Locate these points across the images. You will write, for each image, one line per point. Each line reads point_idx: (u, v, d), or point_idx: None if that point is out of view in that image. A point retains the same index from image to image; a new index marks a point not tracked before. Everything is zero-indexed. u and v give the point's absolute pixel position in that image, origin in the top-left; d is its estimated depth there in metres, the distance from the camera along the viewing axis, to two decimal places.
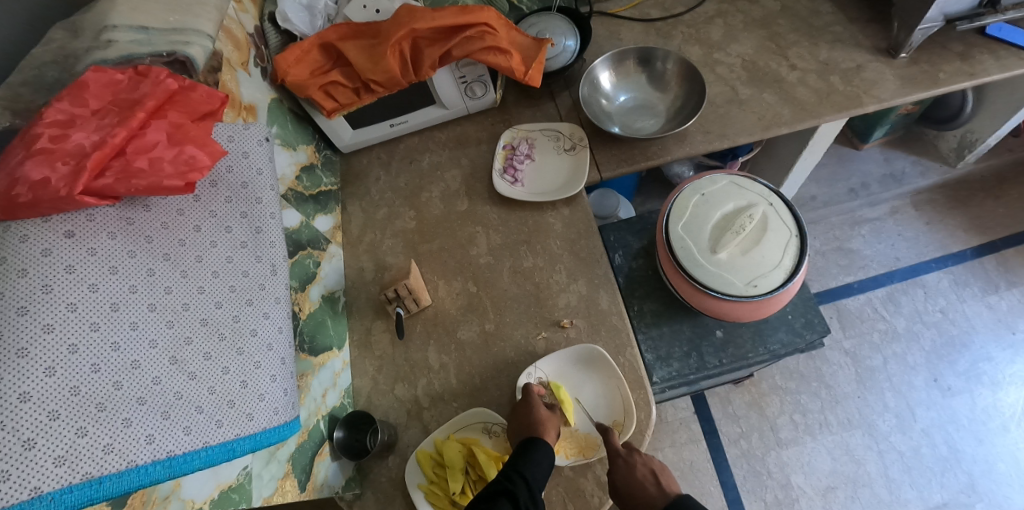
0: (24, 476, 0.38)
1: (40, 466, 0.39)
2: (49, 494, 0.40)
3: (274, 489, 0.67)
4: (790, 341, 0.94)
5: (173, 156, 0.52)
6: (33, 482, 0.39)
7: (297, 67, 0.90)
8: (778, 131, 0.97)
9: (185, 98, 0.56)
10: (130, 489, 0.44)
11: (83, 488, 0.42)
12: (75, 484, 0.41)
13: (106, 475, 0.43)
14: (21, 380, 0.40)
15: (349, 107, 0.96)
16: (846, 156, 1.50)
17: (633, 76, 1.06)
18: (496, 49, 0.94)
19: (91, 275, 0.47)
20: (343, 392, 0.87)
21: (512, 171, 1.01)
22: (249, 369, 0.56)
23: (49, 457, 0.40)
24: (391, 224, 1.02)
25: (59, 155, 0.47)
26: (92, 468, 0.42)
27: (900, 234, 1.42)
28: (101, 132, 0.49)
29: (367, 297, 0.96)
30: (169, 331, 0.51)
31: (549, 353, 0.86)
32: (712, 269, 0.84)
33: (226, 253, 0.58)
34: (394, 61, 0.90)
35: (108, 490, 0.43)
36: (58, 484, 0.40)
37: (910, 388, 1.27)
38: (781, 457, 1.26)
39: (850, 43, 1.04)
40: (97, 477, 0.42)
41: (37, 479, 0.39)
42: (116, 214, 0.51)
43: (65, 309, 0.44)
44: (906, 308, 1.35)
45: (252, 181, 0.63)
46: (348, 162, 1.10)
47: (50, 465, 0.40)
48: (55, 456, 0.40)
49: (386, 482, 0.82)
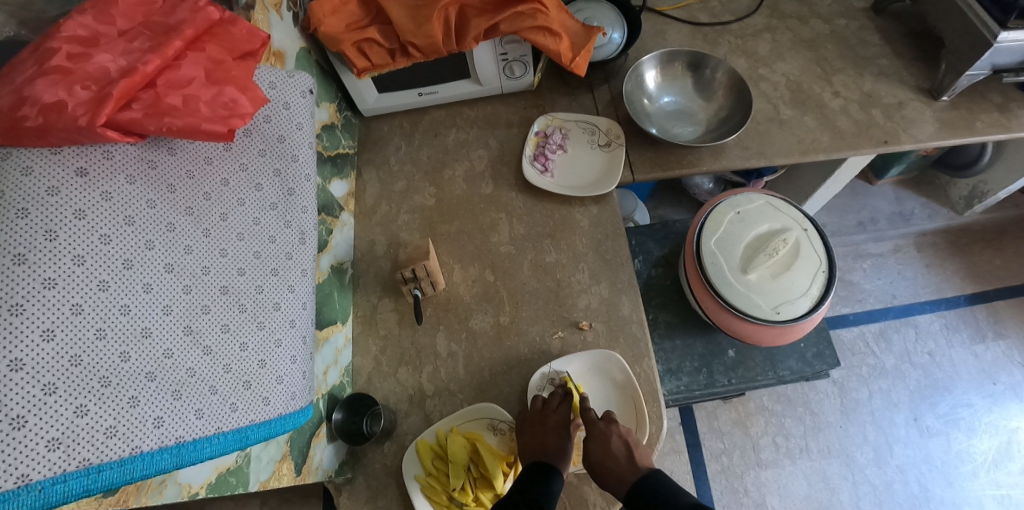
0: (12, 462, 0.33)
1: (31, 450, 0.34)
2: (39, 483, 0.34)
3: (271, 472, 0.62)
4: (800, 368, 0.93)
5: (211, 96, 0.45)
6: (22, 470, 0.33)
7: (332, 17, 0.83)
8: (815, 157, 0.96)
9: (225, 32, 0.49)
10: (132, 478, 0.39)
11: (78, 476, 0.37)
12: (70, 473, 0.36)
13: (105, 462, 0.38)
14: (14, 345, 0.34)
15: (380, 69, 0.90)
16: (859, 189, 1.51)
17: (678, 80, 1.03)
18: (547, 30, 0.88)
19: (103, 225, 0.41)
20: (343, 370, 0.82)
21: (543, 160, 0.96)
22: (268, 348, 0.50)
23: (42, 439, 0.34)
24: (409, 198, 0.97)
25: (79, 77, 0.40)
26: (90, 454, 0.37)
27: (899, 273, 1.44)
28: (130, 58, 0.43)
29: (376, 272, 0.91)
30: (186, 298, 0.45)
31: (565, 354, 0.83)
32: (741, 289, 0.82)
33: (254, 214, 0.53)
34: (438, 27, 0.84)
35: (108, 480, 0.38)
36: (51, 472, 0.35)
37: (891, 424, 1.30)
38: (759, 477, 1.27)
39: (894, 78, 1.03)
40: (96, 464, 0.37)
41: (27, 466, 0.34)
42: (137, 155, 0.45)
43: (71, 262, 0.38)
44: (896, 347, 1.38)
45: (289, 136, 0.57)
46: (368, 126, 1.03)
47: (43, 450, 0.34)
48: (48, 439, 0.35)
49: (381, 468, 0.78)
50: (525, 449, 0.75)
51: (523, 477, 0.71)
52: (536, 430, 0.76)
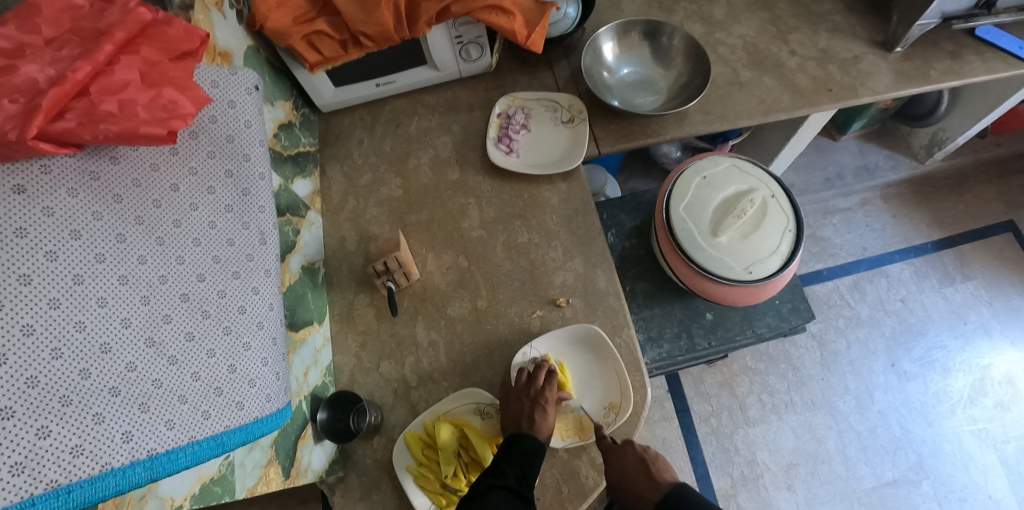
0: None
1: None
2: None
3: (257, 478, 0.62)
4: (777, 325, 0.95)
5: (148, 100, 0.44)
6: None
7: (278, 11, 0.80)
8: (776, 116, 0.97)
9: (160, 33, 0.47)
10: (106, 495, 0.39)
11: (48, 499, 0.36)
12: (38, 496, 0.35)
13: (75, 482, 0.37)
14: None
15: (333, 62, 0.88)
16: (824, 146, 1.53)
17: (636, 50, 1.03)
18: (499, 8, 0.87)
19: (48, 241, 0.39)
20: (324, 370, 0.81)
21: (508, 141, 0.96)
22: (237, 352, 0.49)
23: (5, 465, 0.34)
24: (376, 192, 0.95)
25: (5, 90, 0.39)
26: (56, 475, 0.36)
27: (868, 224, 1.48)
28: (59, 66, 0.41)
29: (349, 269, 0.90)
30: (145, 309, 0.44)
31: (544, 333, 0.83)
32: (712, 252, 0.83)
33: (209, 218, 0.51)
34: (388, 13, 0.82)
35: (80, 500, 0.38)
36: (16, 497, 0.34)
37: (870, 372, 1.34)
38: (748, 435, 1.30)
39: (848, 33, 1.04)
40: (65, 484, 0.37)
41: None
42: (78, 166, 0.43)
43: (16, 282, 0.37)
44: (870, 297, 1.41)
45: (238, 135, 0.56)
46: (328, 122, 1.01)
47: (6, 476, 0.34)
48: (10, 465, 0.34)
49: (371, 463, 0.78)
50: (505, 422, 0.75)
51: (507, 448, 0.72)
52: (524, 404, 0.75)
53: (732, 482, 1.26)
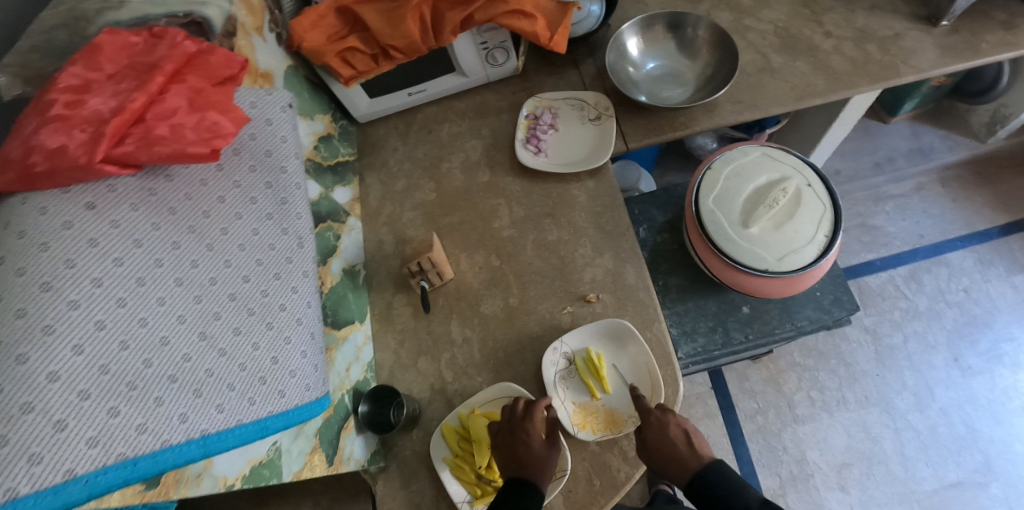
0: (56, 459, 0.36)
1: (72, 447, 0.37)
2: (84, 475, 0.38)
3: (303, 464, 0.66)
4: (817, 317, 0.92)
5: (195, 122, 0.48)
6: (67, 464, 0.37)
7: (313, 32, 0.86)
8: (811, 102, 0.94)
9: (204, 62, 0.52)
10: (165, 469, 0.42)
11: (117, 469, 0.39)
12: (110, 466, 0.39)
13: (140, 455, 0.41)
14: (49, 358, 0.38)
15: (367, 74, 0.92)
16: (873, 129, 1.46)
17: (661, 43, 1.02)
18: (520, 12, 0.90)
19: (115, 249, 0.44)
20: (366, 366, 0.86)
21: (535, 141, 0.98)
22: (279, 345, 0.53)
23: (82, 438, 0.38)
24: (411, 196, 0.99)
25: (75, 121, 0.44)
26: (124, 448, 0.40)
27: (925, 211, 1.39)
28: (119, 98, 0.46)
29: (388, 271, 0.94)
30: (197, 307, 0.48)
31: (575, 327, 0.85)
32: (743, 243, 0.82)
33: (252, 225, 0.55)
34: (414, 26, 0.86)
35: (144, 471, 0.41)
36: (93, 465, 0.38)
37: (930, 367, 1.27)
38: (796, 433, 1.26)
39: (887, 9, 0.99)
40: (131, 458, 0.40)
41: (69, 461, 0.37)
42: (138, 185, 0.48)
43: (90, 284, 0.42)
44: (928, 287, 1.33)
45: (275, 149, 0.60)
46: (365, 132, 1.06)
47: (84, 446, 0.38)
48: (88, 437, 0.38)
49: (411, 455, 0.82)
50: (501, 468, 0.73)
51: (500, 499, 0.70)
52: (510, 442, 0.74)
53: (780, 481, 1.22)
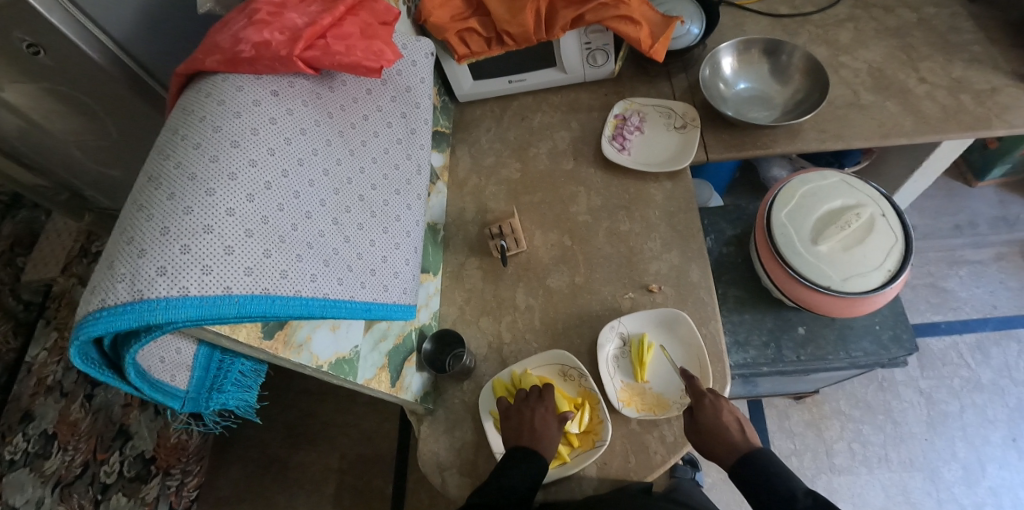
0: (223, 274, 0.45)
1: (235, 270, 0.45)
2: (238, 296, 0.45)
3: (373, 375, 0.72)
4: (874, 351, 0.93)
5: (365, 46, 0.57)
6: (229, 281, 0.45)
7: (440, 10, 0.97)
8: (896, 141, 0.96)
9: (373, 5, 0.62)
10: (294, 315, 0.50)
11: (260, 301, 0.47)
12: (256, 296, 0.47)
13: (279, 295, 0.48)
14: (230, 197, 0.47)
15: (478, 55, 1.01)
16: (956, 191, 1.44)
17: (754, 66, 1.06)
18: (628, 18, 0.97)
19: (287, 131, 0.53)
20: (432, 314, 0.92)
21: (621, 139, 1.03)
22: (389, 248, 0.61)
23: (242, 266, 0.46)
24: (497, 172, 1.07)
25: (276, 26, 0.54)
26: (269, 284, 0.48)
27: (1002, 282, 1.35)
28: (310, 16, 0.56)
29: (465, 234, 1.01)
30: (336, 197, 0.56)
31: (634, 311, 0.88)
32: (810, 258, 0.85)
33: (385, 144, 0.64)
34: (530, 16, 0.95)
35: (278, 310, 0.48)
36: (246, 290, 0.46)
37: (985, 442, 1.22)
38: (831, 482, 1.23)
39: (987, 64, 1.01)
40: (272, 294, 0.48)
41: (229, 280, 0.45)
42: (309, 87, 0.57)
43: (266, 152, 0.51)
44: (994, 361, 1.29)
45: (417, 85, 0.67)
46: (462, 111, 1.16)
47: (242, 273, 0.46)
48: (246, 266, 0.46)
49: (459, 403, 0.88)
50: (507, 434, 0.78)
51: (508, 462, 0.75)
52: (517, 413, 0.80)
53: None
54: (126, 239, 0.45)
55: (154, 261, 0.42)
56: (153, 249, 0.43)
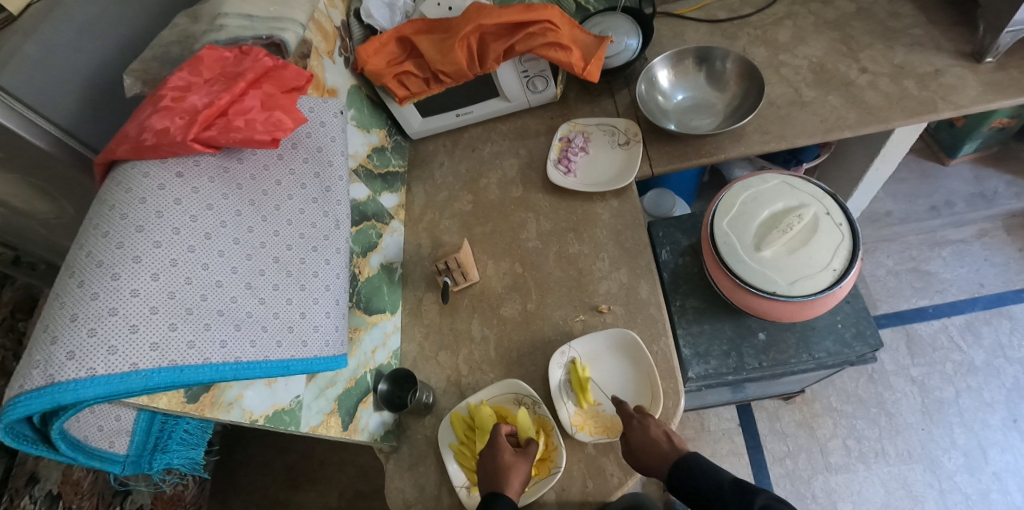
0: (126, 352, 0.47)
1: (139, 346, 0.48)
2: (144, 370, 0.48)
3: (320, 421, 0.75)
4: (838, 350, 0.91)
5: (264, 118, 0.60)
6: (132, 358, 0.47)
7: (375, 57, 0.99)
8: (840, 134, 0.95)
9: (278, 74, 0.65)
10: (204, 381, 0.52)
11: (167, 372, 0.49)
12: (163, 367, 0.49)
13: (187, 364, 0.50)
14: (133, 279, 0.49)
15: (418, 95, 1.05)
16: (931, 172, 1.41)
17: (690, 76, 1.07)
18: (557, 45, 0.99)
19: (192, 208, 0.56)
20: (391, 353, 0.94)
21: (566, 162, 1.04)
22: (308, 304, 0.63)
23: (147, 341, 0.48)
24: (450, 206, 1.09)
25: (177, 111, 0.57)
26: (175, 356, 0.50)
27: (987, 259, 1.31)
28: (211, 96, 0.59)
29: (422, 270, 1.04)
30: (248, 262, 0.59)
31: (585, 334, 0.89)
32: (754, 265, 0.84)
33: (300, 205, 0.66)
34: (461, 54, 0.97)
35: (186, 378, 0.50)
36: (151, 364, 0.48)
37: (984, 426, 1.18)
38: (829, 482, 1.19)
39: (930, 46, 0.99)
40: (179, 364, 0.50)
41: (135, 356, 0.47)
42: (215, 162, 0.60)
43: (171, 231, 0.53)
44: (986, 341, 1.25)
45: (325, 146, 0.71)
46: (416, 148, 1.19)
47: (147, 348, 0.48)
48: (151, 341, 0.49)
49: (422, 439, 0.89)
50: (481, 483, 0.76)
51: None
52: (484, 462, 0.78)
53: None
54: (39, 328, 0.48)
55: (64, 346, 0.45)
56: (60, 337, 0.46)
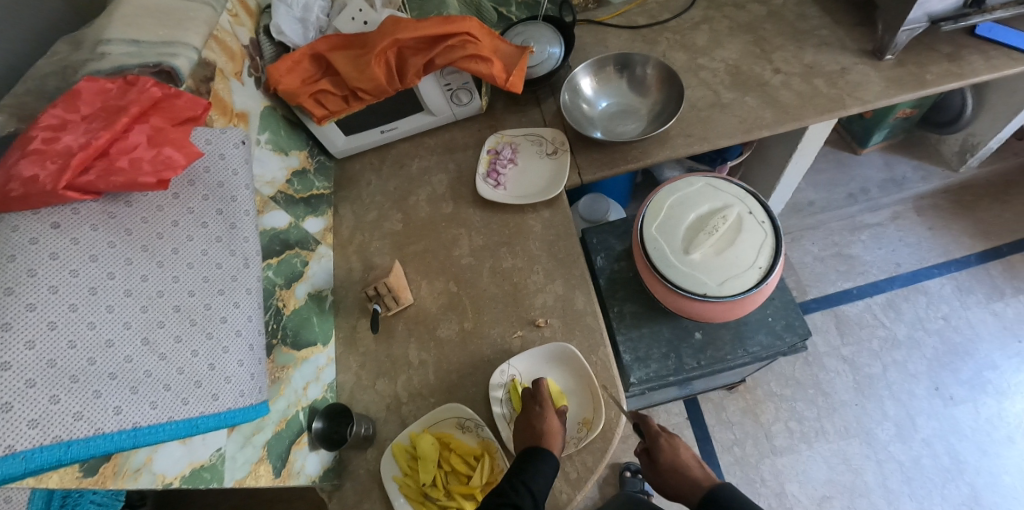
0: None
1: (14, 427, 0.42)
2: (22, 452, 0.42)
3: (248, 472, 0.70)
4: (770, 343, 0.93)
5: (151, 156, 0.55)
6: (7, 441, 0.41)
7: (289, 76, 0.94)
8: (759, 134, 0.97)
9: (169, 105, 0.59)
10: (96, 454, 0.47)
11: (51, 450, 0.44)
12: (45, 446, 0.44)
13: (74, 439, 0.45)
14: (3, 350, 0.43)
15: (338, 114, 1.00)
16: (846, 161, 1.49)
17: (613, 82, 1.08)
18: (478, 57, 0.97)
19: (73, 261, 0.50)
20: (326, 387, 0.90)
21: (495, 175, 1.03)
22: (217, 353, 0.59)
23: (24, 419, 0.42)
24: (380, 226, 1.05)
25: (49, 154, 0.50)
26: (61, 431, 0.44)
27: (902, 239, 1.39)
28: (88, 135, 0.53)
29: (354, 296, 0.99)
30: (143, 315, 0.54)
31: (523, 351, 0.87)
32: (685, 269, 0.85)
33: (202, 246, 0.62)
34: (379, 70, 0.94)
35: (74, 454, 0.45)
36: (30, 444, 0.43)
37: (911, 396, 1.25)
38: (775, 465, 1.23)
39: (836, 46, 1.04)
40: (66, 440, 0.45)
41: (10, 438, 0.42)
42: (99, 208, 0.54)
43: (47, 291, 0.47)
44: (907, 316, 1.32)
45: (228, 181, 0.67)
46: (342, 167, 1.14)
47: (24, 427, 0.42)
48: (29, 419, 0.43)
49: (364, 474, 0.85)
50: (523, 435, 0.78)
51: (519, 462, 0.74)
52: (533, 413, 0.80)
53: None
54: None
55: None
56: None
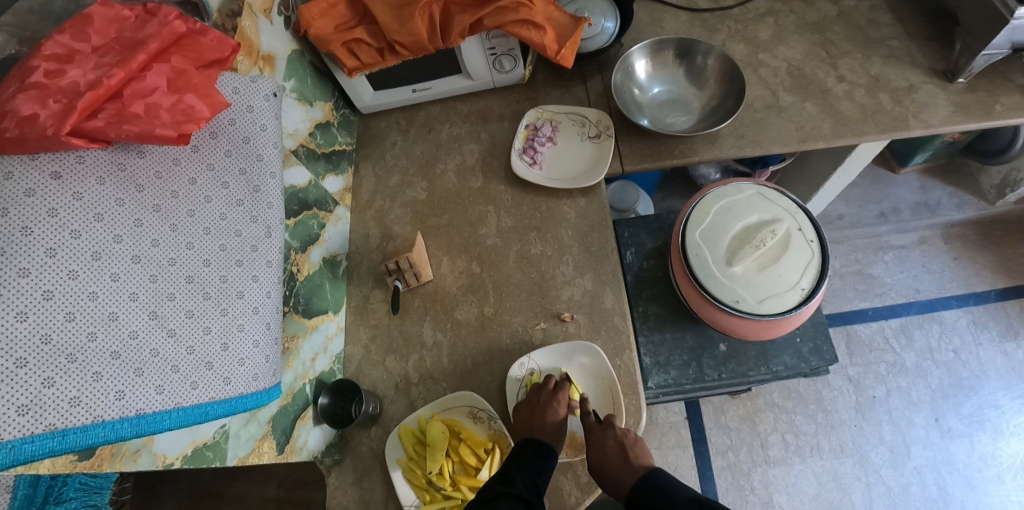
0: None
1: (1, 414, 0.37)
2: (9, 442, 0.38)
3: (250, 449, 0.66)
4: (795, 364, 0.91)
5: (171, 104, 0.48)
6: None
7: (321, 20, 0.86)
8: (815, 145, 0.92)
9: (193, 42, 0.52)
10: (94, 444, 0.43)
11: (44, 439, 0.39)
12: (36, 435, 0.39)
13: (70, 427, 0.41)
14: None
15: (371, 67, 0.92)
16: (882, 179, 1.46)
17: (670, 68, 1.01)
18: (530, 23, 0.88)
19: (74, 220, 0.44)
20: (334, 358, 0.86)
21: (532, 152, 0.97)
22: (231, 332, 0.54)
23: (12, 406, 0.38)
24: (402, 193, 0.99)
25: (52, 91, 0.43)
26: (55, 418, 0.40)
27: (924, 266, 1.38)
28: (98, 72, 0.46)
29: (369, 264, 0.94)
30: (151, 286, 0.48)
31: (545, 345, 0.84)
32: (725, 281, 0.81)
33: (221, 210, 0.56)
34: (422, 25, 0.86)
35: (72, 443, 0.41)
36: (19, 433, 0.38)
37: (910, 424, 1.25)
38: (766, 474, 1.24)
39: (906, 60, 0.98)
40: (60, 429, 0.40)
41: None
42: (107, 158, 0.47)
43: (44, 254, 0.41)
44: (918, 344, 1.32)
45: (254, 137, 0.60)
46: (366, 123, 1.06)
47: (13, 414, 0.38)
48: (18, 405, 0.38)
49: (367, 451, 0.82)
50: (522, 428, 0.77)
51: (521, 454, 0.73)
52: (535, 408, 0.77)
53: None
54: None
55: None
56: None
